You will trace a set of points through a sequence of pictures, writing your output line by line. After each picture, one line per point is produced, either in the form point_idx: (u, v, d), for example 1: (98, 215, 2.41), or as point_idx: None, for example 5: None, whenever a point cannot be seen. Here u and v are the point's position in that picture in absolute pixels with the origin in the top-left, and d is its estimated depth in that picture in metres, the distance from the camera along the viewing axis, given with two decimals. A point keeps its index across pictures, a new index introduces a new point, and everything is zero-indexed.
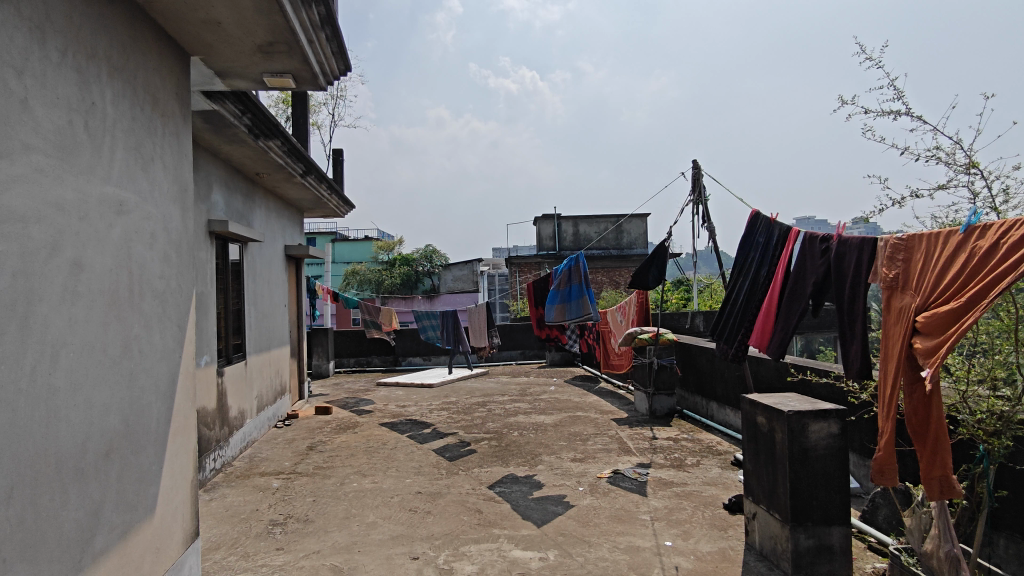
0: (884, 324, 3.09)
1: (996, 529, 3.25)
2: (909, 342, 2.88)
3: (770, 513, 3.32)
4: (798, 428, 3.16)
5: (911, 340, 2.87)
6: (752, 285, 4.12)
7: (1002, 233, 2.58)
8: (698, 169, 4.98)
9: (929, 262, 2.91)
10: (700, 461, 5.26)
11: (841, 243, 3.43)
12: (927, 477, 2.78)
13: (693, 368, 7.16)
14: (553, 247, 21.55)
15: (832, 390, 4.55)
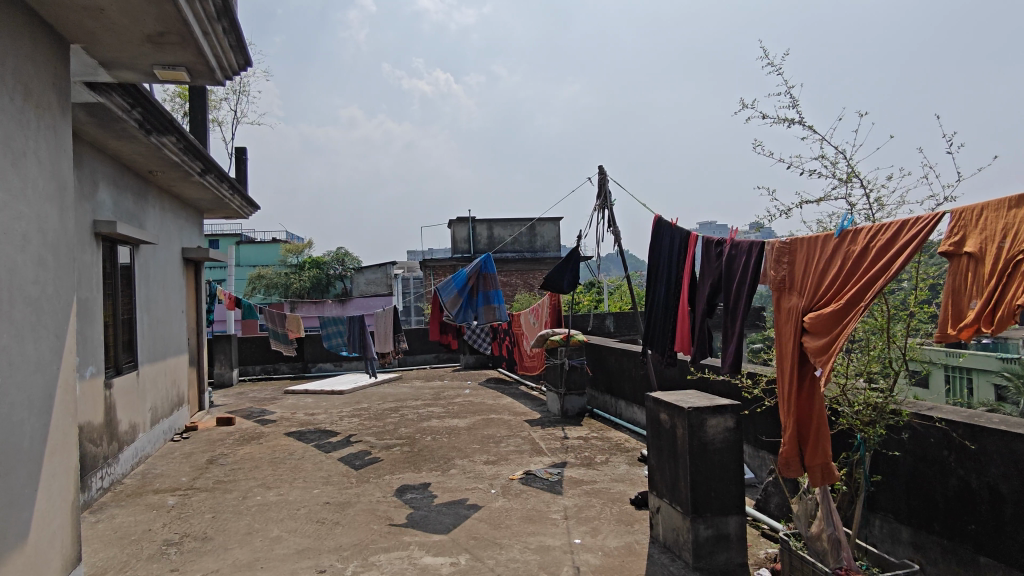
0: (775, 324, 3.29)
1: (872, 511, 3.52)
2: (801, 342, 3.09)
3: (672, 506, 3.45)
4: (697, 423, 3.30)
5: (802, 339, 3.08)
6: (664, 290, 4.27)
7: (871, 237, 2.81)
8: (604, 175, 5.09)
9: (812, 265, 3.11)
10: (609, 459, 5.40)
11: (733, 246, 3.60)
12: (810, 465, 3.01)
13: (602, 368, 7.34)
14: (467, 250, 21.54)
15: (729, 386, 4.79)
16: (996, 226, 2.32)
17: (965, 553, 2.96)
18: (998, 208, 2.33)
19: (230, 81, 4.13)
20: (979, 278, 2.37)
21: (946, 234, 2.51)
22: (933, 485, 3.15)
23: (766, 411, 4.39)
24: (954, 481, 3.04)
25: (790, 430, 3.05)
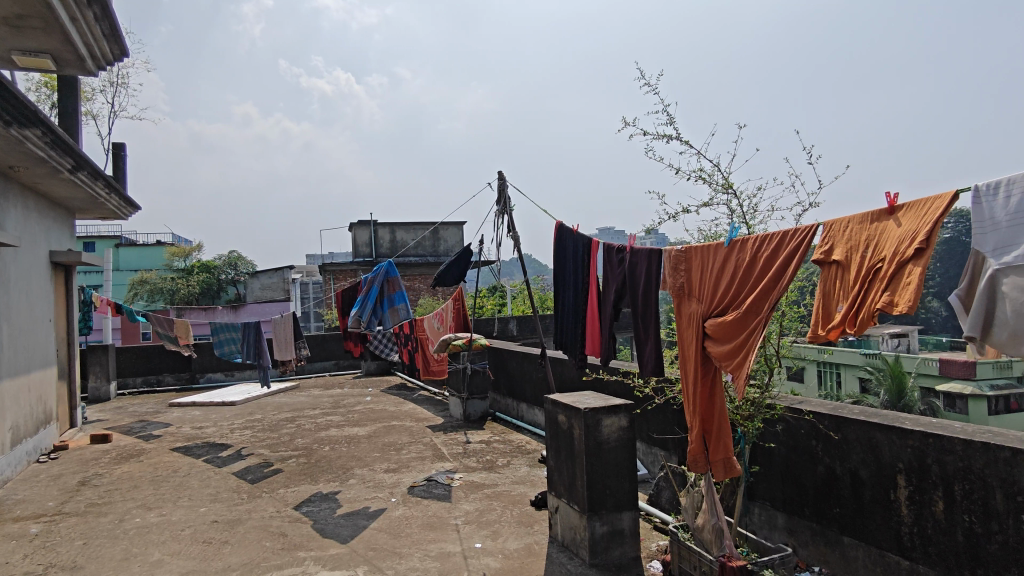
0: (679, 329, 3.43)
1: (752, 499, 3.75)
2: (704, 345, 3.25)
3: (570, 506, 3.53)
4: (593, 424, 3.40)
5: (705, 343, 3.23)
6: (574, 297, 4.36)
7: (758, 246, 3.00)
8: (503, 180, 5.15)
9: (707, 272, 3.28)
10: (510, 461, 5.46)
11: (633, 253, 3.72)
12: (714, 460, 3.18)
13: (504, 371, 7.40)
14: (369, 254, 21.10)
15: (623, 386, 4.97)
16: (860, 237, 2.53)
17: (832, 534, 3.23)
18: (861, 221, 2.54)
19: (103, 71, 3.84)
20: (845, 283, 2.58)
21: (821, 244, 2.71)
22: (804, 473, 3.41)
23: (657, 409, 4.59)
24: (822, 468, 3.30)
25: (696, 429, 3.18)
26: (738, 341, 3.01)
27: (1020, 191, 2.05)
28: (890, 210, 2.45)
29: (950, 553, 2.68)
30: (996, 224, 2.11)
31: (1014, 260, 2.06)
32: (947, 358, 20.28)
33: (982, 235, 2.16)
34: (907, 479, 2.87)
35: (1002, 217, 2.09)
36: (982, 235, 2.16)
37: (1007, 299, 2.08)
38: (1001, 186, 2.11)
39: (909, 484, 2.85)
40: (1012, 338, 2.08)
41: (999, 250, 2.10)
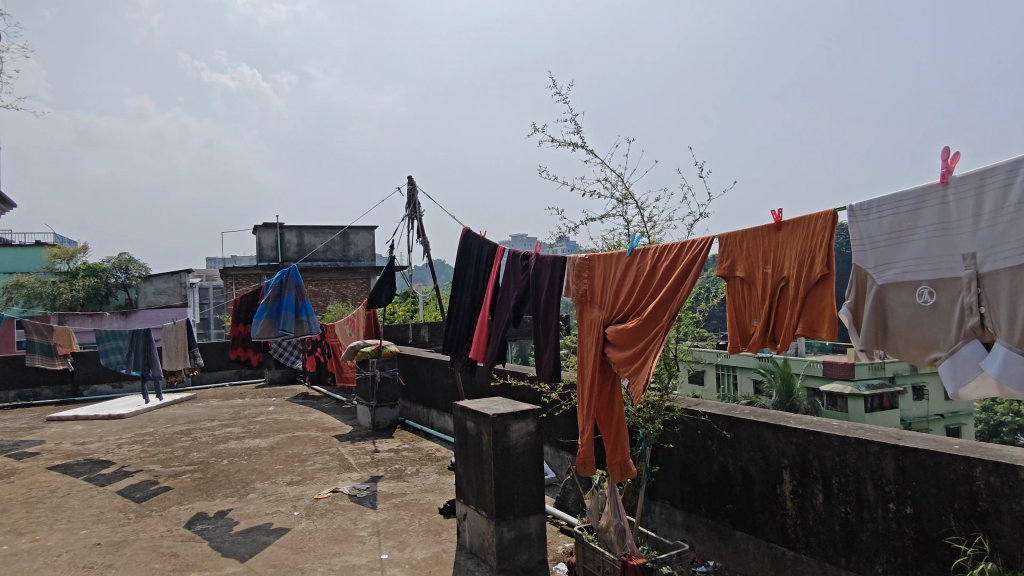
0: (579, 335, 3.52)
1: (653, 499, 3.89)
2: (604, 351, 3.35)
3: (477, 512, 3.53)
4: (501, 429, 3.42)
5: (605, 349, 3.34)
6: (471, 300, 4.30)
7: (658, 257, 3.13)
8: (413, 185, 5.10)
9: (609, 281, 3.39)
10: (419, 470, 5.39)
11: (538, 260, 3.75)
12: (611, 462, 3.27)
13: (414, 378, 7.31)
14: (274, 258, 20.28)
15: (531, 392, 5.03)
16: (756, 253, 2.69)
17: (725, 529, 3.40)
18: (753, 236, 2.70)
19: None
20: (752, 298, 2.73)
21: (718, 258, 2.84)
22: (700, 471, 3.57)
23: (564, 414, 4.68)
24: (716, 466, 3.47)
25: (588, 433, 3.26)
26: (636, 348, 3.12)
27: (891, 211, 2.24)
28: (777, 227, 2.61)
29: (828, 542, 2.89)
30: (874, 242, 2.29)
31: (896, 276, 2.24)
32: (830, 360, 21.89)
33: (862, 253, 2.34)
34: (791, 475, 3.07)
35: (877, 236, 2.28)
36: (861, 253, 2.34)
37: (896, 313, 2.26)
38: (871, 206, 2.31)
39: (793, 479, 3.05)
40: (908, 349, 2.25)
41: (880, 267, 2.29)
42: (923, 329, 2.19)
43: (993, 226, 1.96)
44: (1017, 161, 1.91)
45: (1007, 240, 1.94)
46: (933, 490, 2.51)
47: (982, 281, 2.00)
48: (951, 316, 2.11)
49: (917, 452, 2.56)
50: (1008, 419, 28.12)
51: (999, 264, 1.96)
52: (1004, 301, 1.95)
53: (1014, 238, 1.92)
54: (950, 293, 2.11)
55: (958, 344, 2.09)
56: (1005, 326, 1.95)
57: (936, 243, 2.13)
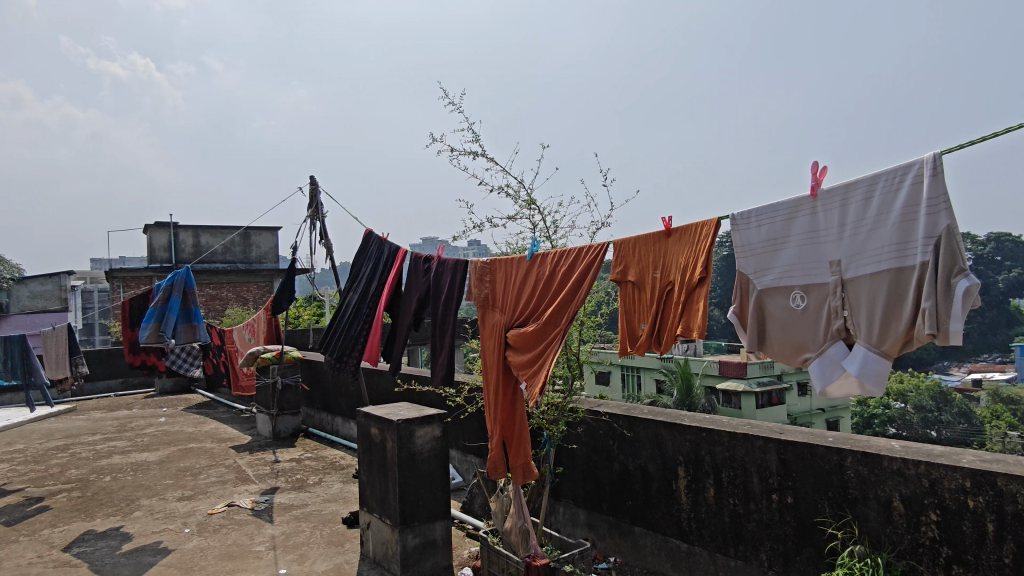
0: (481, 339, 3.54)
1: (557, 499, 3.96)
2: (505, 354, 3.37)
3: (381, 521, 3.46)
4: (406, 435, 3.37)
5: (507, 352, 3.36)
6: (364, 301, 4.16)
7: (557, 261, 3.19)
8: (315, 185, 4.94)
9: (510, 285, 3.43)
10: (322, 479, 5.23)
11: (440, 264, 3.72)
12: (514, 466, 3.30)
13: (318, 384, 7.08)
14: (168, 259, 19.06)
15: (437, 396, 5.00)
16: (648, 259, 2.80)
17: (625, 526, 3.51)
18: (645, 242, 2.81)
19: None
20: (642, 301, 2.84)
21: (612, 262, 2.94)
22: (601, 470, 3.67)
23: (469, 417, 4.69)
24: (617, 465, 3.58)
25: (497, 437, 3.28)
26: (536, 351, 3.16)
27: (768, 221, 2.41)
28: (667, 233, 2.72)
29: (719, 534, 3.04)
30: (754, 249, 2.45)
31: (772, 281, 2.40)
32: (726, 360, 23.14)
33: (743, 260, 2.49)
34: (685, 471, 3.21)
35: (757, 243, 2.44)
36: (742, 259, 2.49)
37: (773, 317, 2.41)
38: (751, 215, 2.46)
39: (687, 475, 3.19)
40: (783, 350, 2.39)
41: (759, 273, 2.44)
42: (795, 331, 2.34)
43: (855, 235, 2.14)
44: (873, 175, 2.10)
45: (866, 249, 2.11)
46: (811, 481, 2.69)
47: (845, 285, 2.17)
48: (819, 319, 2.27)
49: (797, 445, 2.74)
50: (880, 412, 30.73)
51: (859, 270, 2.13)
52: (863, 305, 2.11)
53: (872, 246, 2.10)
54: (818, 297, 2.26)
55: (825, 344, 2.25)
56: (864, 327, 2.11)
57: (807, 250, 2.29)
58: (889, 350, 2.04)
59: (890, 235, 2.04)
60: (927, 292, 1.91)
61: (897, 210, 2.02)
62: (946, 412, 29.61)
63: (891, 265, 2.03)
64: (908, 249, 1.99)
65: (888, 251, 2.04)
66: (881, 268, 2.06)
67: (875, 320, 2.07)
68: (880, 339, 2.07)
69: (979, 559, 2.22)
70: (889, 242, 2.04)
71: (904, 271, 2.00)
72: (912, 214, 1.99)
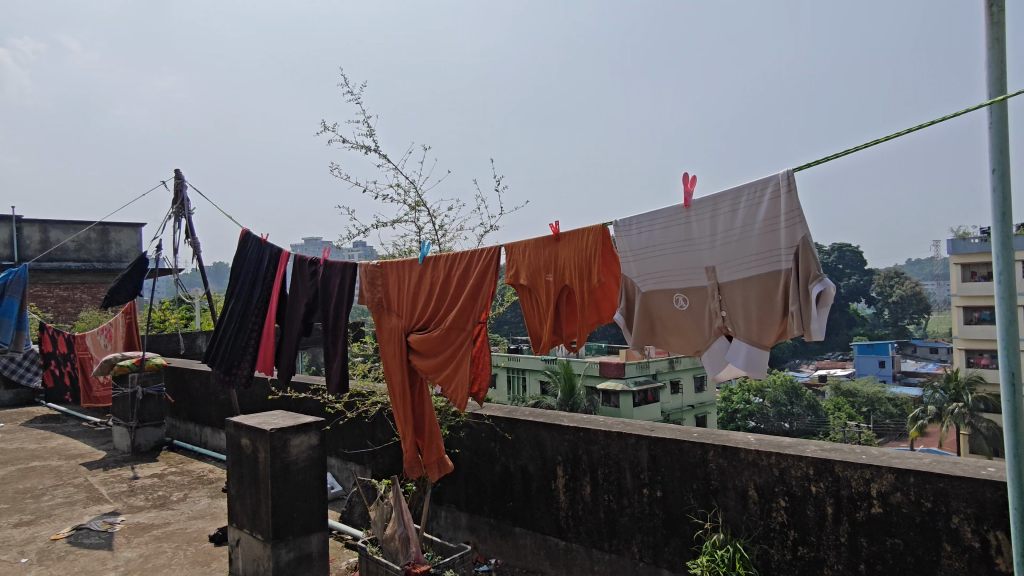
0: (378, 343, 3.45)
1: (439, 504, 3.93)
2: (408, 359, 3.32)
3: (252, 536, 3.28)
4: (279, 445, 3.21)
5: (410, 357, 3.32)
6: (243, 304, 3.87)
7: (449, 265, 3.17)
8: (181, 180, 4.61)
9: (403, 288, 3.38)
10: (188, 495, 4.87)
11: (327, 266, 3.58)
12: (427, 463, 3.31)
13: (185, 393, 6.61)
14: (9, 257, 17.09)
15: (315, 403, 4.83)
16: (538, 262, 2.83)
17: (506, 527, 3.55)
18: (534, 247, 2.84)
19: None
20: (537, 304, 2.88)
21: (504, 267, 2.97)
22: (483, 473, 3.69)
23: (349, 424, 4.57)
24: (498, 467, 3.61)
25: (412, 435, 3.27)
26: (442, 356, 3.14)
27: (647, 229, 2.51)
28: (555, 238, 2.77)
29: (594, 529, 3.15)
30: (636, 255, 2.55)
31: (654, 285, 2.51)
32: (607, 361, 24.11)
33: (625, 265, 2.59)
34: (564, 470, 3.29)
35: (638, 250, 2.54)
36: (625, 264, 2.59)
37: (659, 317, 2.53)
38: (631, 223, 2.57)
39: (565, 474, 3.28)
40: (674, 347, 2.53)
41: (642, 277, 2.54)
42: (682, 330, 2.48)
43: (726, 243, 2.28)
44: (738, 189, 2.24)
45: (737, 256, 2.26)
46: (678, 475, 2.86)
47: (720, 289, 2.31)
48: (701, 318, 2.41)
49: (666, 442, 2.89)
50: (743, 407, 33.24)
51: (732, 275, 2.27)
52: (738, 306, 2.26)
53: (742, 254, 2.24)
54: (698, 298, 2.40)
55: (710, 340, 2.40)
56: (743, 325, 2.26)
57: (684, 256, 2.42)
58: (768, 342, 2.20)
59: (756, 243, 2.19)
60: (793, 298, 2.08)
61: (761, 221, 2.18)
62: (797, 406, 32.52)
63: (760, 271, 2.19)
64: (773, 256, 2.15)
65: (757, 259, 2.20)
66: (751, 273, 2.21)
67: (753, 319, 2.23)
68: (760, 333, 2.22)
69: (821, 539, 2.45)
70: (757, 251, 2.20)
71: (772, 276, 2.16)
72: (774, 224, 2.15)
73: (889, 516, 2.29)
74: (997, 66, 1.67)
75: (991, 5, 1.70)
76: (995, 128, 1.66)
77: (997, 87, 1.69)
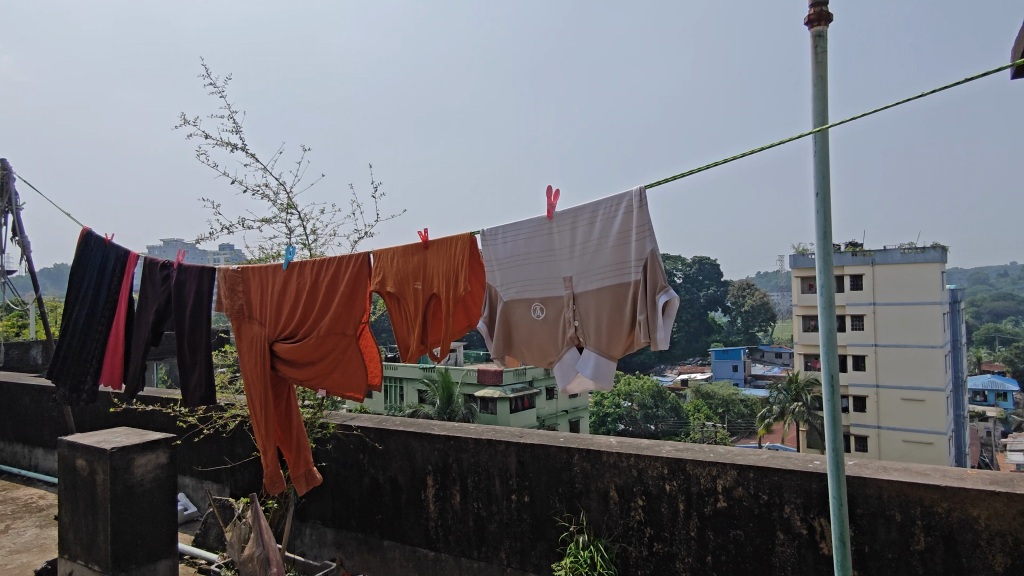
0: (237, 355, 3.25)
1: (303, 520, 3.76)
2: (270, 372, 3.15)
3: (88, 568, 2.96)
4: (122, 465, 2.92)
5: (272, 367, 3.16)
6: (83, 314, 3.49)
7: (317, 271, 3.06)
8: (6, 171, 4.11)
9: (266, 294, 3.22)
10: (11, 525, 4.32)
11: (180, 271, 3.29)
12: (295, 475, 3.21)
13: (10, 411, 5.87)
14: None
15: (167, 418, 4.47)
16: (409, 269, 2.80)
17: (374, 540, 3.46)
18: (404, 253, 2.81)
19: None
20: (403, 312, 2.85)
21: (372, 273, 2.93)
22: (350, 486, 3.58)
23: (204, 440, 4.27)
24: (366, 479, 3.52)
25: (273, 447, 3.08)
26: (323, 359, 3.01)
27: (511, 239, 2.57)
28: (424, 246, 2.74)
29: (463, 538, 3.14)
30: (500, 264, 2.59)
31: (515, 294, 2.56)
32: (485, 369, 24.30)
33: (490, 273, 2.63)
34: (434, 479, 3.27)
35: (503, 259, 2.59)
36: (490, 273, 2.62)
37: (518, 326, 2.57)
38: (498, 232, 2.61)
39: (435, 483, 3.26)
40: (529, 356, 2.58)
41: (504, 286, 2.59)
42: (538, 340, 2.54)
43: (583, 255, 2.37)
44: (596, 204, 2.33)
45: (591, 268, 2.34)
46: (545, 479, 2.92)
47: (576, 299, 2.40)
48: (555, 328, 2.48)
49: (533, 448, 2.95)
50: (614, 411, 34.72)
51: (587, 285, 2.36)
52: (590, 317, 2.35)
53: (597, 266, 2.33)
54: (554, 308, 2.48)
55: (563, 350, 2.46)
56: (593, 334, 2.34)
57: (545, 266, 2.49)
58: (617, 353, 2.29)
59: (610, 256, 2.28)
60: (641, 307, 2.17)
61: (615, 235, 2.27)
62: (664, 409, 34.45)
63: (611, 282, 2.28)
64: (624, 268, 2.25)
65: (608, 270, 2.29)
66: (604, 284, 2.30)
67: (603, 329, 2.32)
68: (609, 344, 2.31)
69: (673, 534, 2.60)
70: (609, 263, 2.29)
71: (622, 288, 2.26)
72: (626, 238, 2.24)
73: (732, 509, 2.47)
74: (820, 101, 1.86)
75: (816, 46, 1.89)
76: (819, 155, 1.85)
77: (820, 120, 1.89)
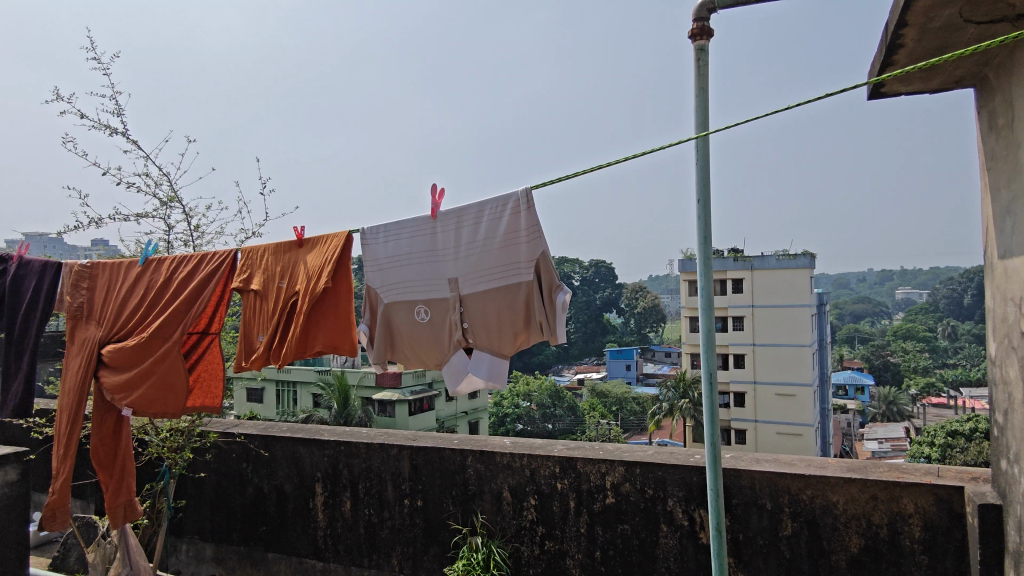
0: (65, 357, 2.92)
1: (179, 536, 3.51)
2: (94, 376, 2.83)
3: None
4: None
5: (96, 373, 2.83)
6: None
7: (175, 269, 2.87)
8: None
9: (113, 289, 2.96)
10: None
11: (21, 265, 3.02)
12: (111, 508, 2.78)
13: None
14: None
15: (20, 430, 4.06)
16: (276, 268, 2.71)
17: (257, 553, 3.29)
18: (275, 250, 2.72)
19: None
20: (264, 313, 2.73)
21: (238, 270, 2.81)
22: (232, 497, 3.38)
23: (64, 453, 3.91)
24: (250, 489, 3.34)
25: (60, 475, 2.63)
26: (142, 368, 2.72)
27: (393, 239, 2.54)
28: (299, 244, 2.66)
29: (353, 546, 3.05)
30: (382, 264, 2.55)
31: (398, 295, 2.51)
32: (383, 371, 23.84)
33: (370, 274, 2.57)
34: (323, 486, 3.15)
35: (384, 258, 2.55)
36: (370, 274, 2.56)
37: (400, 329, 2.51)
38: (380, 230, 2.58)
39: (324, 490, 3.14)
40: (413, 360, 2.53)
41: (386, 288, 2.54)
42: (420, 344, 2.48)
43: (467, 255, 2.35)
44: (479, 204, 2.33)
45: (476, 269, 2.32)
46: (438, 481, 2.89)
47: (462, 301, 2.35)
48: (439, 330, 2.43)
49: (427, 450, 2.91)
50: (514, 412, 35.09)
51: (473, 286, 2.32)
52: (478, 318, 2.32)
53: (481, 267, 2.31)
54: (437, 310, 2.43)
55: (450, 353, 2.40)
56: (484, 336, 2.32)
57: (428, 266, 2.44)
58: (508, 353, 2.29)
59: (496, 256, 2.28)
60: (539, 308, 2.19)
61: (501, 235, 2.27)
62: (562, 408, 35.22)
63: (498, 283, 2.27)
64: (512, 269, 2.24)
65: (495, 270, 2.27)
66: (491, 285, 2.28)
67: (493, 330, 2.30)
68: (500, 344, 2.30)
69: (564, 531, 2.64)
70: (496, 264, 2.28)
71: (510, 288, 2.25)
72: (513, 239, 2.25)
73: (620, 504, 2.55)
74: (701, 110, 1.96)
75: (698, 59, 1.98)
76: (700, 161, 1.94)
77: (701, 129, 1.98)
